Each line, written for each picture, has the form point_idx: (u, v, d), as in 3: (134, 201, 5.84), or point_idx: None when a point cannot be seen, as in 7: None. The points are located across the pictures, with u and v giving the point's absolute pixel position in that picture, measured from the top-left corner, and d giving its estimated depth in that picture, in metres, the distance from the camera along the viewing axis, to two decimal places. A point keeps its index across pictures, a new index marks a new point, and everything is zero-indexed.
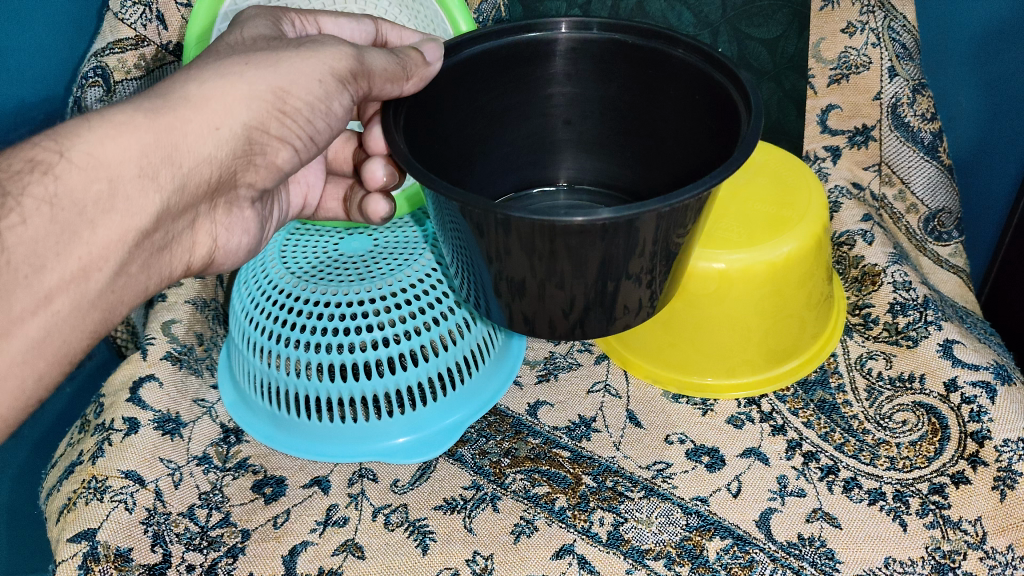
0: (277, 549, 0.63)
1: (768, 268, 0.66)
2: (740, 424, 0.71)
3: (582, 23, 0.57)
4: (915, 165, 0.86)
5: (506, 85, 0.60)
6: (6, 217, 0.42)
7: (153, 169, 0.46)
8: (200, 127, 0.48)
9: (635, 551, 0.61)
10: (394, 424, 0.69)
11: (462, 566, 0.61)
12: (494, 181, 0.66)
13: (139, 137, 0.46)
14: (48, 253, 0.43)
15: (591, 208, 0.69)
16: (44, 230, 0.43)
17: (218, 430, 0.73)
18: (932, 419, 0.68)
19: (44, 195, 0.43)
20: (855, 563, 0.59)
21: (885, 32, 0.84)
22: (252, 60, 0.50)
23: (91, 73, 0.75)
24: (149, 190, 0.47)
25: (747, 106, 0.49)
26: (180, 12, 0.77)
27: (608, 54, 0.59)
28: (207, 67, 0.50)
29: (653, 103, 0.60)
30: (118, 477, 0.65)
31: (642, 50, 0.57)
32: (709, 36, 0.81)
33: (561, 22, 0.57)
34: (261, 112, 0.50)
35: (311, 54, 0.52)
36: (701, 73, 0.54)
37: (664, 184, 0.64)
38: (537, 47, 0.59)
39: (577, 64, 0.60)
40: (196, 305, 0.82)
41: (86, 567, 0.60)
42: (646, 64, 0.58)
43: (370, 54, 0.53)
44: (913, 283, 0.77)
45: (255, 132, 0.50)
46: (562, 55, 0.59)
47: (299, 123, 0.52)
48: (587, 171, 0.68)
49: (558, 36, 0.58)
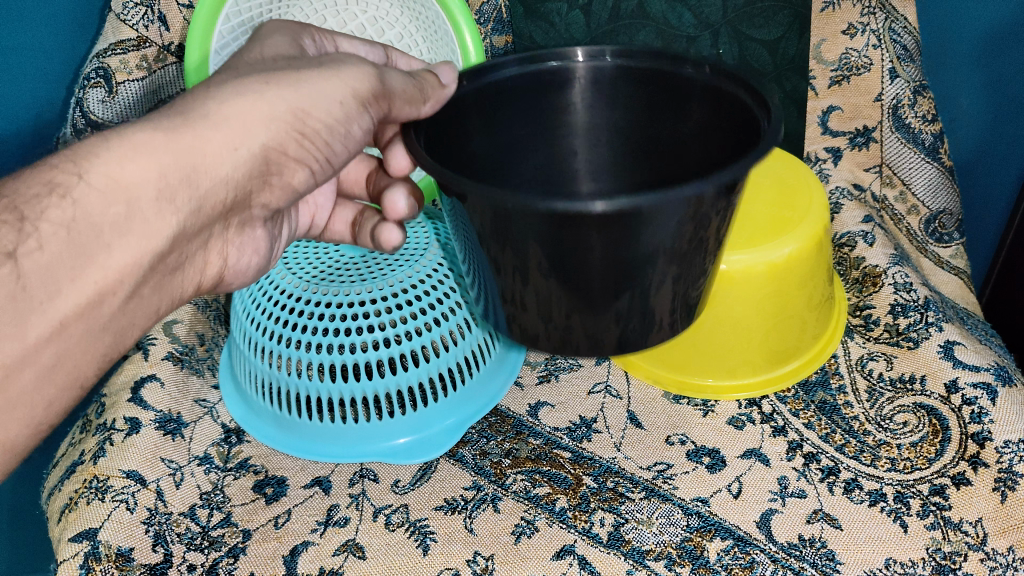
0: (279, 549, 0.63)
1: (769, 268, 0.66)
2: (741, 425, 0.71)
3: (596, 50, 0.55)
4: (916, 166, 0.86)
5: (517, 108, 0.56)
6: (24, 243, 0.41)
7: (171, 191, 0.45)
8: (218, 147, 0.46)
9: (635, 553, 0.61)
10: (395, 425, 0.69)
11: (462, 568, 0.61)
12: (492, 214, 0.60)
13: (157, 160, 0.44)
14: (63, 279, 0.42)
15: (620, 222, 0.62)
16: (62, 255, 0.42)
17: (219, 431, 0.73)
18: (932, 419, 0.68)
19: (63, 221, 0.42)
20: (856, 563, 0.59)
21: (885, 34, 0.82)
22: (272, 79, 0.48)
23: (94, 73, 0.75)
24: (166, 213, 0.46)
25: (765, 109, 0.45)
26: (182, 13, 0.77)
27: (616, 81, 0.55)
28: (226, 84, 0.47)
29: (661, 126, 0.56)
30: (119, 477, 0.66)
31: (649, 73, 0.54)
32: (709, 38, 0.82)
33: (575, 49, 0.55)
34: (280, 132, 0.48)
35: (333, 74, 0.49)
36: (721, 94, 0.50)
37: None
38: (557, 74, 0.55)
39: (595, 84, 0.55)
40: (198, 305, 0.83)
41: (87, 567, 0.60)
42: (654, 86, 0.54)
43: (389, 75, 0.51)
44: (914, 284, 0.78)
45: (272, 153, 0.49)
46: (579, 79, 0.56)
47: (318, 145, 0.51)
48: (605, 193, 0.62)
49: (573, 63, 0.55)
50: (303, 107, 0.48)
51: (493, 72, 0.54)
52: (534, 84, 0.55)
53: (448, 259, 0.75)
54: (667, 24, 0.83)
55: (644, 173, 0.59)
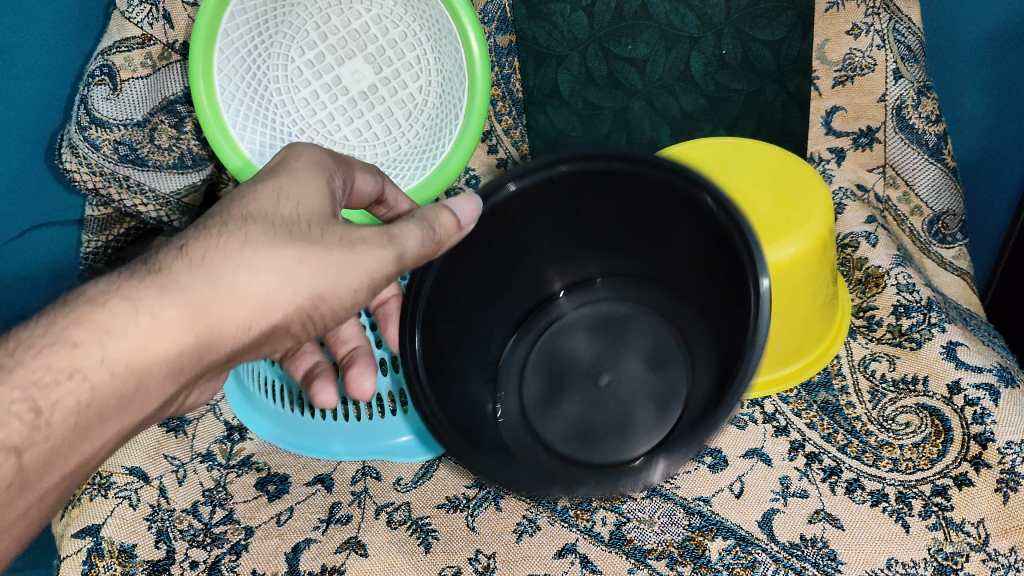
0: (280, 546, 0.63)
1: (774, 268, 0.67)
2: (743, 424, 0.71)
3: (497, 181, 0.58)
4: (920, 166, 0.85)
5: (462, 253, 0.59)
6: (30, 437, 0.39)
7: (180, 371, 0.43)
8: (234, 326, 0.43)
9: (637, 552, 0.62)
10: (397, 424, 0.71)
11: (464, 565, 0.61)
12: (493, 342, 0.67)
13: (173, 338, 0.42)
14: (59, 457, 0.40)
15: (602, 315, 0.69)
16: (63, 437, 0.40)
17: (222, 428, 0.72)
18: (935, 420, 0.68)
19: (75, 406, 0.40)
20: (858, 563, 0.60)
21: (890, 35, 0.82)
22: (302, 258, 0.44)
23: (97, 71, 0.73)
24: (167, 386, 0.43)
25: (716, 204, 0.52)
26: (187, 11, 0.76)
27: (532, 201, 0.60)
28: (247, 244, 0.43)
29: (611, 203, 0.61)
30: (122, 474, 0.67)
31: (560, 181, 0.59)
32: (712, 39, 0.80)
33: (505, 181, 0.58)
34: (291, 313, 0.45)
35: (355, 254, 0.46)
36: (644, 180, 0.57)
37: (654, 263, 0.64)
38: (499, 208, 0.59)
39: (546, 202, 0.61)
40: None
41: (91, 562, 0.62)
42: (571, 195, 0.60)
43: (400, 230, 0.48)
44: (916, 285, 0.77)
45: (279, 330, 0.46)
46: (530, 193, 0.60)
47: (322, 320, 0.48)
48: (590, 268, 0.68)
49: (505, 190, 0.59)
50: (320, 289, 0.45)
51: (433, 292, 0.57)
52: (480, 224, 0.59)
53: None
54: (670, 25, 0.80)
55: (619, 237, 0.64)
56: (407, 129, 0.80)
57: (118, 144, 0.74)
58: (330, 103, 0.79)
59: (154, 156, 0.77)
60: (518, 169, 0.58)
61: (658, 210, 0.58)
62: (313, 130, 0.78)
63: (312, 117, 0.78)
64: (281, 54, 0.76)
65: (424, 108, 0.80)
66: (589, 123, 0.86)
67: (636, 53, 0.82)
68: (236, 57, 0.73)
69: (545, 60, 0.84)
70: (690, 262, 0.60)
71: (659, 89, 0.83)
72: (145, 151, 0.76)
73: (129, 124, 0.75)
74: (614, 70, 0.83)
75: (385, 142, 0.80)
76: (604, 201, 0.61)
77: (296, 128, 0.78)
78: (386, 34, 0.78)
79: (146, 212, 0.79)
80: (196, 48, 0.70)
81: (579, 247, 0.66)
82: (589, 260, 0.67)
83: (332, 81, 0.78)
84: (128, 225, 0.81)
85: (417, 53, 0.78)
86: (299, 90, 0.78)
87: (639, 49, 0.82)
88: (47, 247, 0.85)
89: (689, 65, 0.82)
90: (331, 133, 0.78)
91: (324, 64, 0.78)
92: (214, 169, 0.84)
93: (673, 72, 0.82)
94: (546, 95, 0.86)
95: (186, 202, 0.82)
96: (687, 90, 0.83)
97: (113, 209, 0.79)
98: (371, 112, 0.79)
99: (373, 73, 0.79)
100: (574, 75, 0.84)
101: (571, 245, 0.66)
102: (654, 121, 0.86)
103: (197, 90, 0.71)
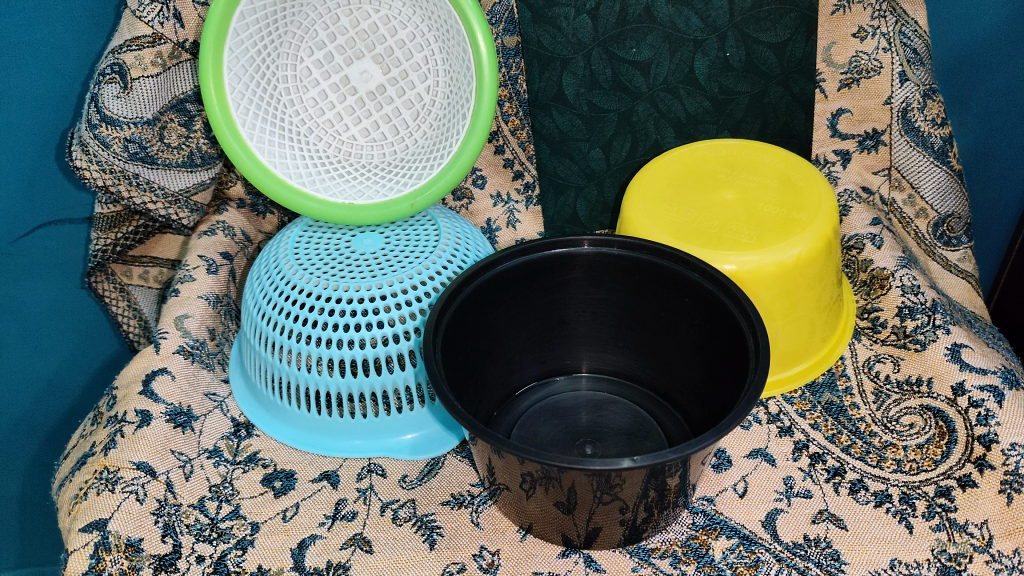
0: (286, 542, 0.63)
1: (779, 269, 0.68)
2: (747, 424, 0.71)
3: (605, 241, 0.68)
4: (926, 169, 0.85)
5: (522, 282, 0.69)
6: None
7: None
8: None
9: (641, 550, 0.62)
10: (403, 421, 0.71)
11: (469, 562, 0.62)
12: (515, 372, 0.75)
13: None
14: None
15: (611, 397, 0.76)
16: None
17: (229, 425, 0.72)
18: (939, 422, 0.68)
19: None
20: (861, 563, 0.59)
21: (896, 37, 0.83)
22: None
23: (108, 69, 0.74)
24: None
25: (735, 300, 0.62)
26: (198, 11, 0.76)
27: (606, 266, 0.70)
28: None
29: (646, 305, 0.71)
30: (129, 469, 0.65)
31: (645, 264, 0.68)
32: (716, 41, 0.81)
33: (584, 240, 0.68)
34: None
35: None
36: (686, 281, 0.66)
37: (681, 389, 0.72)
38: (566, 258, 0.69)
39: (600, 273, 0.70)
40: (208, 300, 0.80)
41: (98, 557, 0.60)
42: (637, 273, 0.69)
43: None
44: (922, 287, 0.77)
45: None
46: (586, 266, 0.70)
47: None
48: (607, 362, 0.77)
49: (580, 248, 0.69)
50: None
51: (497, 279, 0.67)
52: (541, 267, 0.69)
53: (459, 254, 0.75)
54: (674, 28, 0.80)
55: (628, 337, 0.74)
56: (414, 131, 0.81)
57: (128, 141, 0.75)
58: (338, 103, 0.80)
59: (164, 155, 0.78)
60: (595, 237, 0.68)
61: (678, 337, 0.70)
62: (321, 129, 0.80)
63: (319, 117, 0.79)
64: (290, 54, 0.77)
65: (432, 110, 0.80)
66: (594, 126, 0.85)
67: (640, 56, 0.81)
68: (246, 56, 0.74)
69: (550, 63, 0.82)
70: (695, 352, 0.69)
71: (663, 92, 0.83)
72: (154, 149, 0.77)
73: (139, 122, 0.75)
74: (619, 74, 0.82)
75: (392, 143, 0.81)
76: (628, 324, 0.73)
77: (304, 127, 0.79)
78: (394, 35, 0.78)
79: (156, 209, 0.79)
80: (206, 47, 0.71)
81: (606, 349, 0.76)
82: (607, 360, 0.77)
83: (340, 81, 0.79)
84: (137, 222, 0.82)
85: (425, 53, 0.79)
86: (308, 90, 0.79)
87: (644, 52, 0.81)
88: (54, 245, 0.86)
89: (693, 68, 0.82)
90: (339, 134, 0.80)
91: (332, 64, 0.78)
92: (223, 167, 0.84)
93: (677, 75, 0.82)
94: (552, 98, 0.84)
95: (196, 200, 0.82)
96: (692, 93, 0.83)
97: (121, 206, 0.79)
98: (378, 112, 0.80)
99: (381, 73, 0.79)
100: (580, 78, 0.82)
101: (600, 344, 0.76)
102: (658, 123, 0.85)
103: (207, 86, 0.71)
